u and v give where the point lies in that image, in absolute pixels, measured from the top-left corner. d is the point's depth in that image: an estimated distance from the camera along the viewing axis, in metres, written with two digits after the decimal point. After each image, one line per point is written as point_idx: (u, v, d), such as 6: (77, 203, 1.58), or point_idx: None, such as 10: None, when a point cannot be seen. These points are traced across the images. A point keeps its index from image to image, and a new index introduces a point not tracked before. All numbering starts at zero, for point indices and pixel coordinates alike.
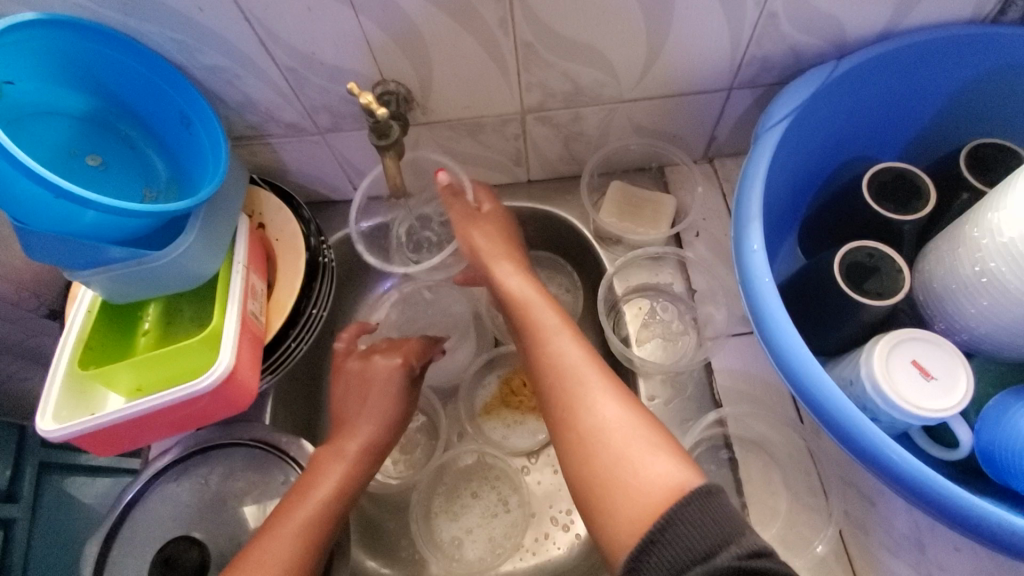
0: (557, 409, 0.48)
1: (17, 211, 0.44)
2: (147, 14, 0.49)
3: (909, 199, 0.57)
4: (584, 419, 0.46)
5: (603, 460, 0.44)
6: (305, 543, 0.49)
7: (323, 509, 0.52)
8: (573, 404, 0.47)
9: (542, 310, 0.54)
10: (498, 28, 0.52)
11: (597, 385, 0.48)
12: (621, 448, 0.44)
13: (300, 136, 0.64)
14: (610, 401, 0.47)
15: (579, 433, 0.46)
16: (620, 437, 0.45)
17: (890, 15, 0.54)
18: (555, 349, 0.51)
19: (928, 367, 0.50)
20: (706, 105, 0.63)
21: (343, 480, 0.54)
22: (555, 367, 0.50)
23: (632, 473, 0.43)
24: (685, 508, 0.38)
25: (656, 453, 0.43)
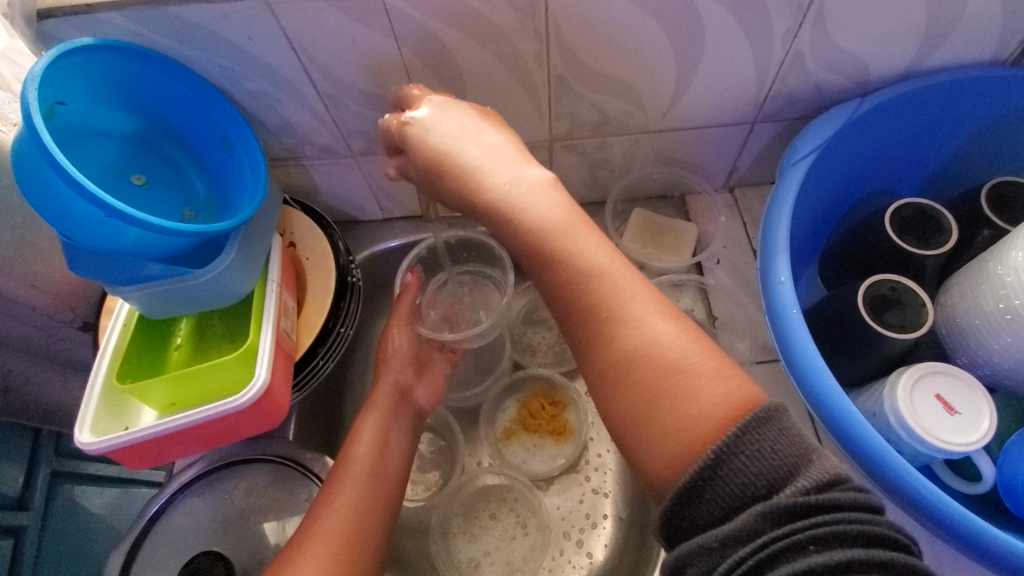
0: (604, 342, 0.41)
1: (70, 228, 0.45)
2: (198, 41, 0.51)
3: (931, 234, 0.59)
4: (635, 345, 0.40)
5: (661, 394, 0.39)
6: (362, 501, 0.52)
7: (369, 472, 0.55)
8: (623, 334, 0.41)
9: (585, 244, 0.44)
10: (533, 61, 0.54)
11: (647, 306, 0.41)
12: (680, 369, 0.39)
13: (334, 159, 0.66)
14: (663, 319, 0.41)
15: (625, 341, 0.40)
16: (679, 358, 0.39)
17: (913, 57, 0.55)
18: (603, 286, 0.42)
19: (952, 402, 0.51)
20: (730, 138, 0.65)
21: (379, 445, 0.57)
22: (609, 306, 0.42)
23: (696, 388, 0.38)
24: (762, 428, 0.35)
25: (718, 369, 0.39)
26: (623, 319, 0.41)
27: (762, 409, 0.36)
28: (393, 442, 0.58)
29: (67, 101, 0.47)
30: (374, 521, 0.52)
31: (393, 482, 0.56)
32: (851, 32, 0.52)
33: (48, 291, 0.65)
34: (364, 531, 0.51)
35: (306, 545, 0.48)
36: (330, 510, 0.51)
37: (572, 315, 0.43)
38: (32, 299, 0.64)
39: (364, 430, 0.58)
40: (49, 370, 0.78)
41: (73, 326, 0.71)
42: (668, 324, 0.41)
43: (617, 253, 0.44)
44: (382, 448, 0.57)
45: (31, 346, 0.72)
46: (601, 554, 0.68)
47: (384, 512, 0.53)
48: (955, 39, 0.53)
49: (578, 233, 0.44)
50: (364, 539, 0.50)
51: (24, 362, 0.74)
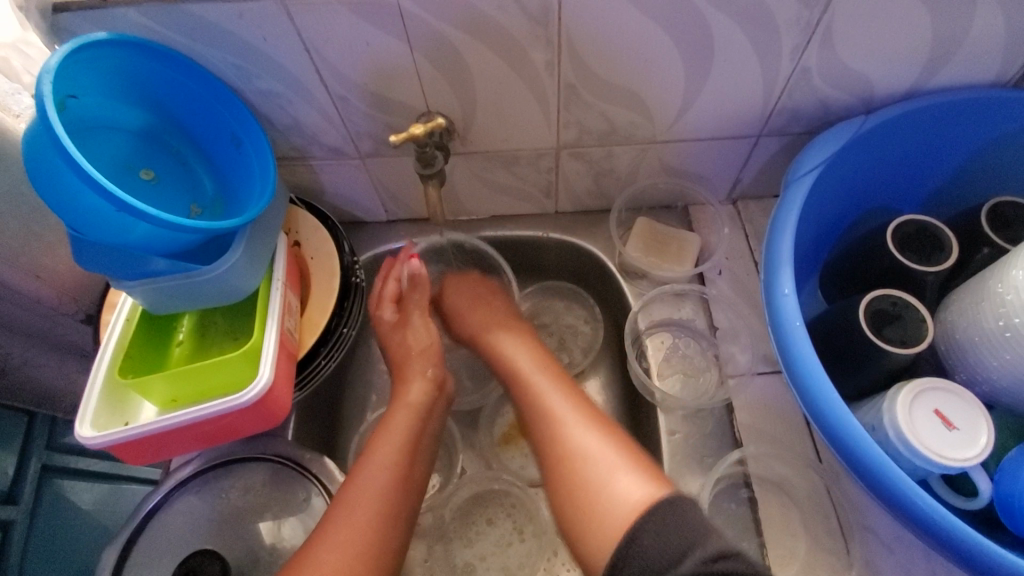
0: (547, 444, 0.53)
1: (79, 220, 0.45)
2: (212, 39, 0.51)
3: (932, 250, 0.59)
4: (568, 447, 0.52)
5: (580, 481, 0.49)
6: (387, 512, 0.52)
7: (391, 478, 0.54)
8: (556, 439, 0.53)
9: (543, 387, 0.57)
10: (544, 70, 0.55)
11: (572, 414, 0.54)
12: (590, 463, 0.50)
13: (341, 160, 0.66)
14: (585, 430, 0.52)
15: (558, 446, 0.52)
16: (588, 455, 0.50)
17: (917, 75, 0.56)
18: (542, 399, 0.56)
19: (950, 417, 0.51)
20: (735, 150, 0.66)
21: (406, 451, 0.56)
22: (551, 419, 0.54)
23: (613, 485, 0.48)
24: (673, 508, 0.43)
25: (630, 474, 0.48)
26: (561, 429, 0.53)
27: (665, 498, 0.44)
28: (419, 443, 0.58)
29: (80, 94, 0.48)
30: (392, 539, 0.51)
31: (415, 489, 0.56)
32: (857, 50, 0.53)
33: (52, 282, 0.65)
34: (382, 545, 0.50)
35: (322, 550, 0.48)
36: (349, 518, 0.50)
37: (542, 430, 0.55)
38: (38, 290, 0.65)
39: (393, 429, 0.58)
40: (47, 359, 0.77)
41: (77, 319, 0.72)
42: (594, 435, 0.52)
43: (576, 392, 0.57)
44: (409, 458, 0.56)
45: (31, 336, 0.72)
46: None
47: (404, 526, 0.53)
48: (959, 60, 0.54)
49: (553, 388, 0.57)
50: (382, 553, 0.50)
51: (22, 351, 0.73)
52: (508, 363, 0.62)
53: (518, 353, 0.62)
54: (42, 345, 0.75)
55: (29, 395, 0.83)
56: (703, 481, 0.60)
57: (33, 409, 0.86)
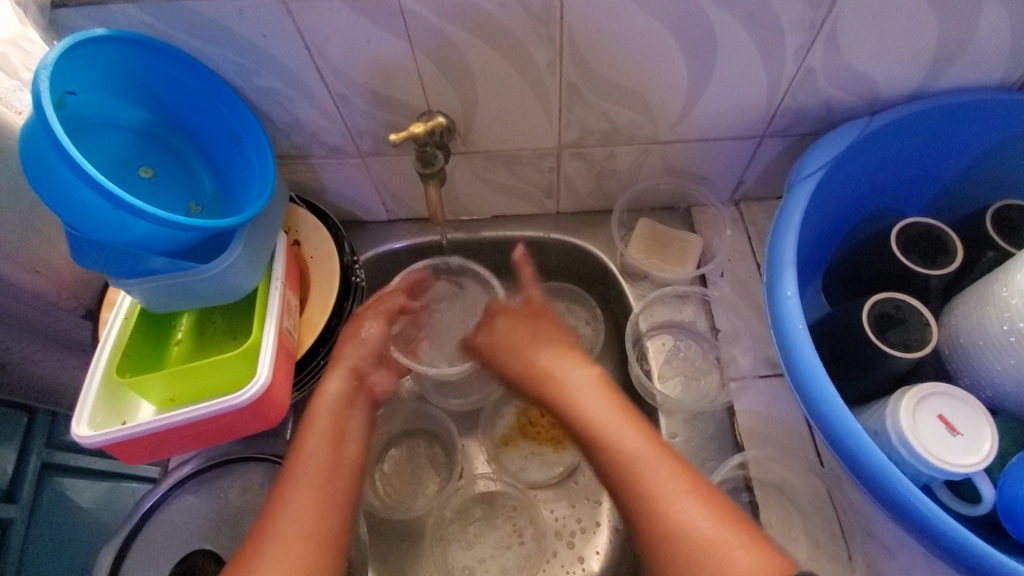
0: (643, 515, 0.47)
1: (76, 218, 0.45)
2: (212, 36, 0.51)
3: (936, 253, 0.59)
4: (653, 509, 0.47)
5: (680, 549, 0.45)
6: (319, 501, 0.49)
7: (325, 458, 0.51)
8: (657, 510, 0.47)
9: (573, 391, 0.54)
10: (546, 69, 0.54)
11: (632, 442, 0.50)
12: (672, 521, 0.46)
13: (342, 158, 0.66)
14: (629, 434, 0.50)
15: (630, 482, 0.49)
16: (683, 517, 0.46)
17: (923, 76, 0.56)
18: (609, 430, 0.51)
19: (954, 422, 0.51)
20: (738, 151, 0.65)
21: (335, 435, 0.53)
22: (648, 485, 0.48)
23: (730, 560, 0.44)
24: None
25: (691, 500, 0.47)
26: (656, 495, 0.47)
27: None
28: (346, 428, 0.55)
29: (79, 91, 0.47)
30: (334, 522, 0.49)
31: (349, 472, 0.53)
32: (862, 50, 0.53)
33: (52, 278, 0.65)
34: (323, 532, 0.48)
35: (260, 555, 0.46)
36: (286, 514, 0.48)
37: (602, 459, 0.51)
38: (38, 286, 0.65)
39: (315, 417, 0.54)
40: (48, 354, 0.77)
41: (76, 315, 0.72)
42: (694, 502, 0.46)
43: (649, 429, 0.51)
44: (336, 437, 0.54)
45: (32, 332, 0.71)
46: (596, 564, 0.67)
47: (342, 504, 0.51)
48: (965, 61, 0.54)
49: (612, 415, 0.52)
50: (317, 539, 0.48)
51: (23, 348, 0.73)
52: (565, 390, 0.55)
53: (571, 372, 0.56)
54: (43, 341, 0.74)
55: (29, 390, 0.83)
56: None
57: (33, 404, 0.86)
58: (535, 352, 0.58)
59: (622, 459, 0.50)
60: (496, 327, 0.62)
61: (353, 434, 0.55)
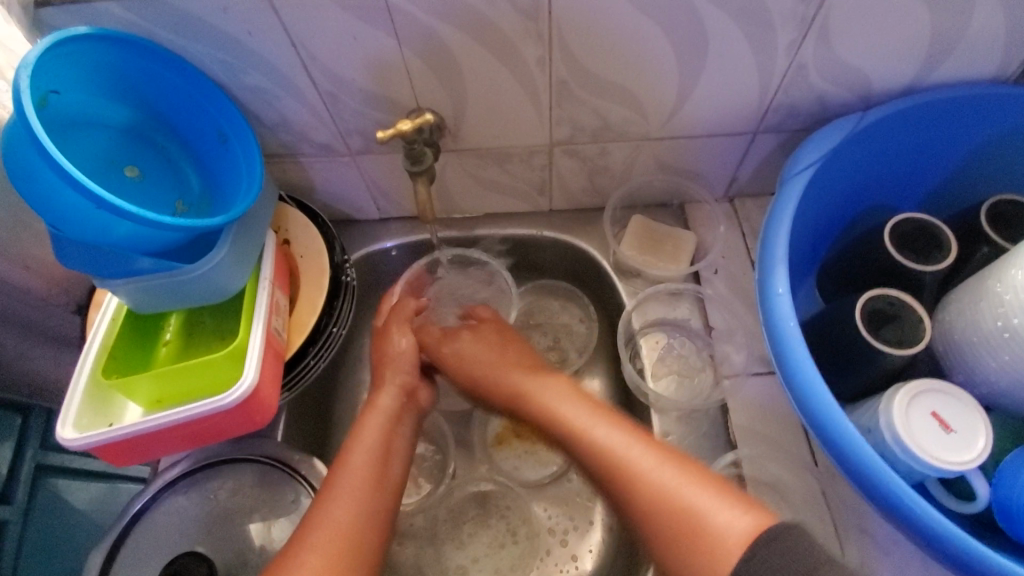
0: (621, 491, 0.49)
1: (58, 219, 0.44)
2: (196, 34, 0.50)
3: (930, 249, 0.58)
4: (638, 489, 0.48)
5: (664, 518, 0.45)
6: (363, 511, 0.51)
7: (373, 480, 0.53)
8: (633, 483, 0.48)
9: (546, 397, 0.59)
10: (536, 65, 0.54)
11: (591, 424, 0.54)
12: (656, 488, 0.47)
13: (331, 157, 0.65)
14: (594, 422, 0.54)
15: (609, 471, 0.51)
16: (655, 483, 0.47)
17: (916, 71, 0.55)
18: (587, 435, 0.54)
19: (947, 419, 0.50)
20: (731, 147, 0.65)
21: (381, 453, 0.56)
22: (621, 463, 0.50)
23: (708, 521, 0.43)
24: (768, 545, 0.40)
25: (666, 469, 0.48)
26: (631, 470, 0.49)
27: (767, 532, 0.41)
28: (393, 445, 0.58)
29: (61, 90, 0.47)
30: (371, 536, 0.50)
31: (392, 491, 0.55)
32: (854, 45, 0.52)
33: (41, 274, 0.65)
34: (361, 540, 0.49)
35: (302, 556, 0.47)
36: (327, 518, 0.50)
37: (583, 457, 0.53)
38: (27, 280, 0.65)
39: (367, 432, 0.57)
40: (40, 351, 0.76)
41: (68, 310, 0.72)
42: (672, 471, 0.48)
43: (627, 425, 0.54)
44: (383, 456, 0.56)
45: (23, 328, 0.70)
46: (590, 562, 0.67)
47: (384, 524, 0.52)
48: (958, 55, 0.53)
49: (587, 416, 0.55)
50: (361, 549, 0.49)
51: (16, 345, 0.72)
52: (555, 417, 0.57)
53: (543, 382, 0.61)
54: (36, 337, 0.74)
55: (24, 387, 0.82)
56: None
57: (29, 401, 0.85)
58: (500, 360, 0.63)
59: (598, 452, 0.52)
60: (461, 338, 0.66)
61: (388, 443, 0.57)
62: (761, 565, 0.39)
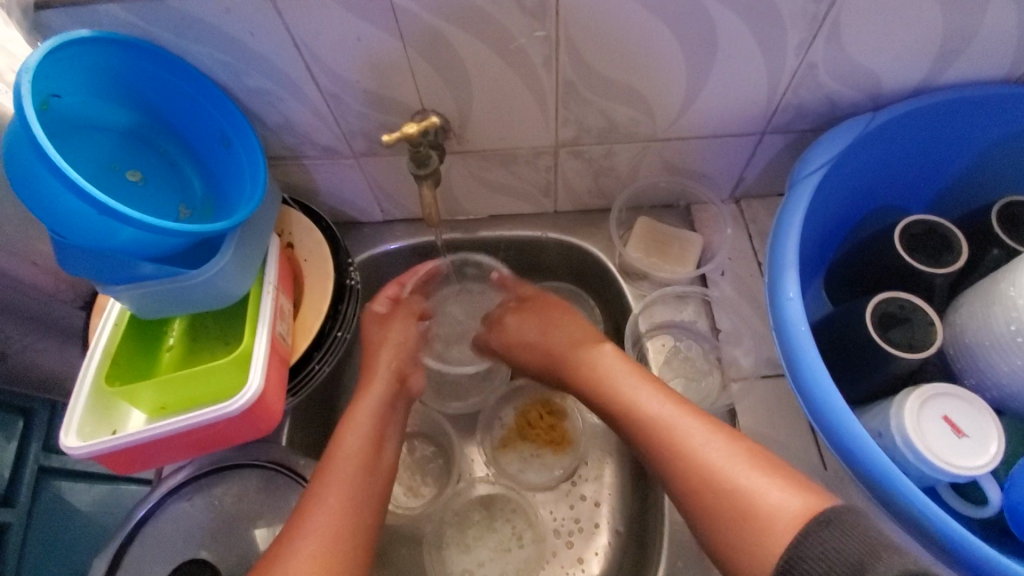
0: (669, 467, 0.48)
1: (60, 225, 0.44)
2: (198, 36, 0.49)
3: (941, 251, 0.58)
4: (689, 461, 0.47)
5: (710, 494, 0.45)
6: (356, 496, 0.51)
7: (365, 467, 0.53)
8: (681, 462, 0.48)
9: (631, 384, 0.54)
10: (542, 66, 0.53)
11: (646, 394, 0.53)
12: (707, 465, 0.46)
13: (335, 159, 0.64)
14: (648, 390, 0.53)
15: (664, 441, 0.50)
16: (704, 458, 0.47)
17: (928, 70, 0.54)
18: (636, 401, 0.53)
19: (960, 424, 0.50)
20: (738, 148, 0.64)
21: (374, 440, 0.55)
22: (671, 441, 0.49)
23: (759, 500, 0.43)
24: (822, 529, 0.39)
25: (717, 443, 0.47)
26: (679, 449, 0.48)
27: (823, 513, 0.40)
28: (386, 434, 0.57)
29: (63, 94, 0.46)
30: (364, 521, 0.50)
31: (384, 477, 0.54)
32: (865, 45, 0.51)
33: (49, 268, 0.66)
34: (355, 524, 0.49)
35: (298, 543, 0.47)
36: (323, 502, 0.49)
37: (637, 427, 0.52)
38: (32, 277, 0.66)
39: (358, 416, 0.57)
40: (46, 342, 0.76)
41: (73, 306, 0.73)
42: (725, 448, 0.47)
43: (677, 397, 0.52)
44: (376, 443, 0.55)
45: (30, 320, 0.71)
46: (596, 566, 0.66)
47: (375, 509, 0.52)
48: (970, 55, 0.53)
49: (637, 382, 0.54)
50: (354, 534, 0.49)
51: (21, 337, 0.72)
52: (644, 414, 0.52)
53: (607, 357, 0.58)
54: (40, 332, 0.74)
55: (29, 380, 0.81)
56: None
57: (31, 401, 0.84)
58: (549, 337, 0.63)
59: (648, 421, 0.51)
60: (506, 325, 0.66)
61: (383, 433, 0.57)
62: (813, 546, 0.39)
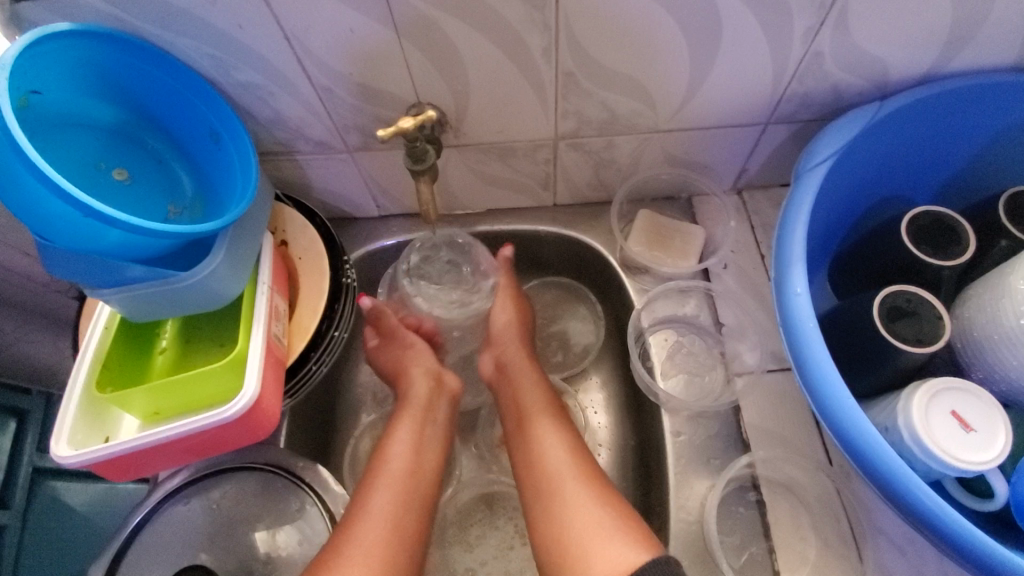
0: (545, 511, 0.53)
1: (45, 228, 0.42)
2: (184, 28, 0.47)
3: (948, 243, 0.57)
4: (563, 511, 0.51)
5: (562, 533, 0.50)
6: (398, 503, 0.53)
7: (398, 491, 0.54)
8: (553, 514, 0.52)
9: (537, 413, 0.59)
10: (541, 57, 0.52)
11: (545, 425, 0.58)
12: (567, 504, 0.52)
13: (328, 154, 0.63)
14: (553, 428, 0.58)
15: (542, 481, 0.54)
16: (565, 498, 0.52)
17: (937, 58, 0.53)
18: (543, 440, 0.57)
19: (968, 419, 0.49)
20: (741, 138, 0.63)
21: (412, 447, 0.58)
22: (558, 495, 0.52)
23: (596, 555, 0.48)
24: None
25: (579, 485, 0.53)
26: (557, 502, 0.52)
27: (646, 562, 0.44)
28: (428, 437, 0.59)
29: (44, 90, 0.45)
30: (409, 521, 0.53)
31: (428, 480, 0.56)
32: (874, 32, 0.50)
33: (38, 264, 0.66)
34: (399, 528, 0.52)
35: (346, 552, 0.49)
36: (358, 538, 0.50)
37: (530, 462, 0.56)
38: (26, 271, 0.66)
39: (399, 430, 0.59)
40: (40, 333, 0.77)
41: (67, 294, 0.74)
42: (596, 508, 0.51)
43: (582, 453, 0.56)
44: (415, 459, 0.57)
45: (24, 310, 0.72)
46: None
47: (419, 521, 0.53)
48: (980, 42, 0.51)
49: (549, 423, 0.58)
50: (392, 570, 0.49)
51: (14, 329, 0.73)
52: (532, 435, 0.58)
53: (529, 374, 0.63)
54: (34, 321, 0.74)
55: (23, 371, 0.81)
56: (710, 482, 0.58)
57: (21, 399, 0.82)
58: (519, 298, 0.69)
59: (543, 461, 0.56)
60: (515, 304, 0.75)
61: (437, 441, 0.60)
62: None
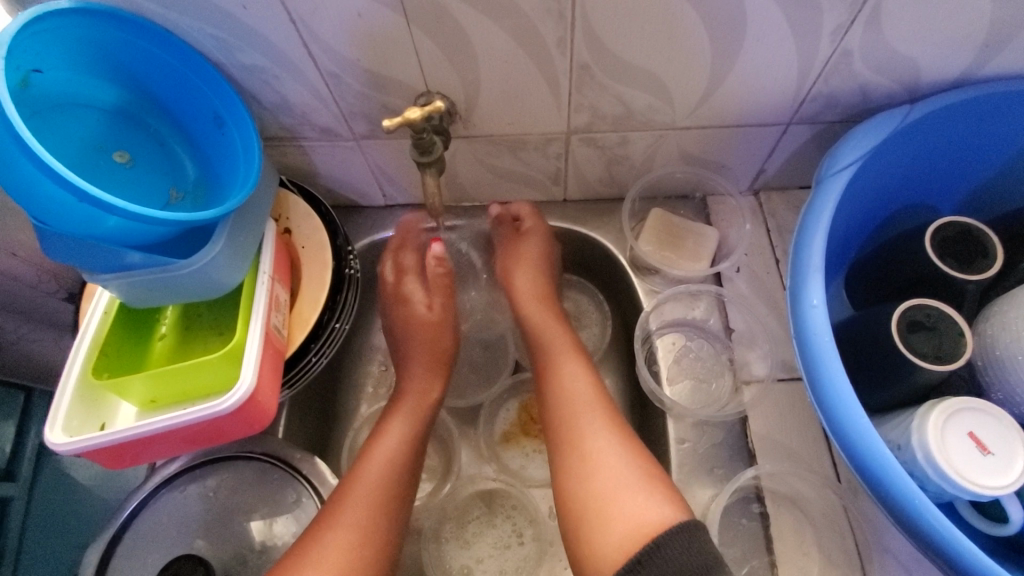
0: (569, 459, 0.53)
1: (41, 212, 0.41)
2: (187, 9, 0.46)
3: (975, 257, 0.54)
4: (589, 461, 0.52)
5: (592, 485, 0.50)
6: (391, 469, 0.55)
7: (395, 455, 0.56)
8: (582, 464, 0.52)
9: (567, 371, 0.59)
10: (556, 47, 0.50)
11: (571, 365, 0.59)
12: (597, 449, 0.52)
13: (334, 141, 0.61)
14: (575, 374, 0.58)
15: (567, 422, 0.55)
16: (596, 449, 0.52)
17: (972, 61, 0.50)
18: (567, 386, 0.57)
19: (985, 441, 0.47)
20: (762, 138, 0.60)
21: (406, 439, 0.58)
22: (581, 441, 0.53)
23: (621, 510, 0.48)
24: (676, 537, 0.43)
25: (605, 436, 0.53)
26: (583, 446, 0.53)
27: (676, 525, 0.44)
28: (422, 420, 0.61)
29: (44, 69, 0.44)
30: (396, 490, 0.54)
31: (418, 454, 0.58)
32: (906, 32, 0.47)
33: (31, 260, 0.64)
34: (388, 504, 0.53)
35: (338, 517, 0.51)
36: (350, 506, 0.52)
37: (556, 407, 0.57)
38: (20, 267, 0.64)
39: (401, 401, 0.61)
40: (40, 333, 0.75)
41: (58, 297, 0.71)
42: (616, 453, 0.51)
43: (598, 387, 0.58)
44: (411, 430, 0.59)
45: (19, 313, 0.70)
46: None
47: (409, 483, 0.56)
48: (1017, 46, 0.49)
49: (574, 368, 0.59)
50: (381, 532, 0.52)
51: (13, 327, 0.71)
52: (556, 385, 0.58)
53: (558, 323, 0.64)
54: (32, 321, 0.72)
55: (25, 368, 0.78)
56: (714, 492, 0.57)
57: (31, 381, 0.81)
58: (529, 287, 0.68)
59: (573, 408, 0.56)
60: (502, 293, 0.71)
61: (426, 416, 0.61)
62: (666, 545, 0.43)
